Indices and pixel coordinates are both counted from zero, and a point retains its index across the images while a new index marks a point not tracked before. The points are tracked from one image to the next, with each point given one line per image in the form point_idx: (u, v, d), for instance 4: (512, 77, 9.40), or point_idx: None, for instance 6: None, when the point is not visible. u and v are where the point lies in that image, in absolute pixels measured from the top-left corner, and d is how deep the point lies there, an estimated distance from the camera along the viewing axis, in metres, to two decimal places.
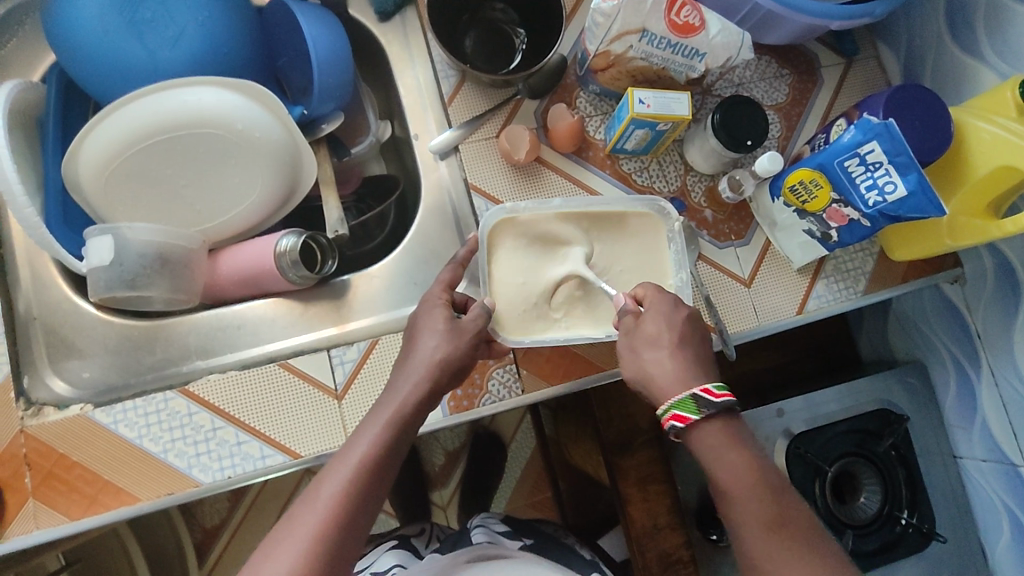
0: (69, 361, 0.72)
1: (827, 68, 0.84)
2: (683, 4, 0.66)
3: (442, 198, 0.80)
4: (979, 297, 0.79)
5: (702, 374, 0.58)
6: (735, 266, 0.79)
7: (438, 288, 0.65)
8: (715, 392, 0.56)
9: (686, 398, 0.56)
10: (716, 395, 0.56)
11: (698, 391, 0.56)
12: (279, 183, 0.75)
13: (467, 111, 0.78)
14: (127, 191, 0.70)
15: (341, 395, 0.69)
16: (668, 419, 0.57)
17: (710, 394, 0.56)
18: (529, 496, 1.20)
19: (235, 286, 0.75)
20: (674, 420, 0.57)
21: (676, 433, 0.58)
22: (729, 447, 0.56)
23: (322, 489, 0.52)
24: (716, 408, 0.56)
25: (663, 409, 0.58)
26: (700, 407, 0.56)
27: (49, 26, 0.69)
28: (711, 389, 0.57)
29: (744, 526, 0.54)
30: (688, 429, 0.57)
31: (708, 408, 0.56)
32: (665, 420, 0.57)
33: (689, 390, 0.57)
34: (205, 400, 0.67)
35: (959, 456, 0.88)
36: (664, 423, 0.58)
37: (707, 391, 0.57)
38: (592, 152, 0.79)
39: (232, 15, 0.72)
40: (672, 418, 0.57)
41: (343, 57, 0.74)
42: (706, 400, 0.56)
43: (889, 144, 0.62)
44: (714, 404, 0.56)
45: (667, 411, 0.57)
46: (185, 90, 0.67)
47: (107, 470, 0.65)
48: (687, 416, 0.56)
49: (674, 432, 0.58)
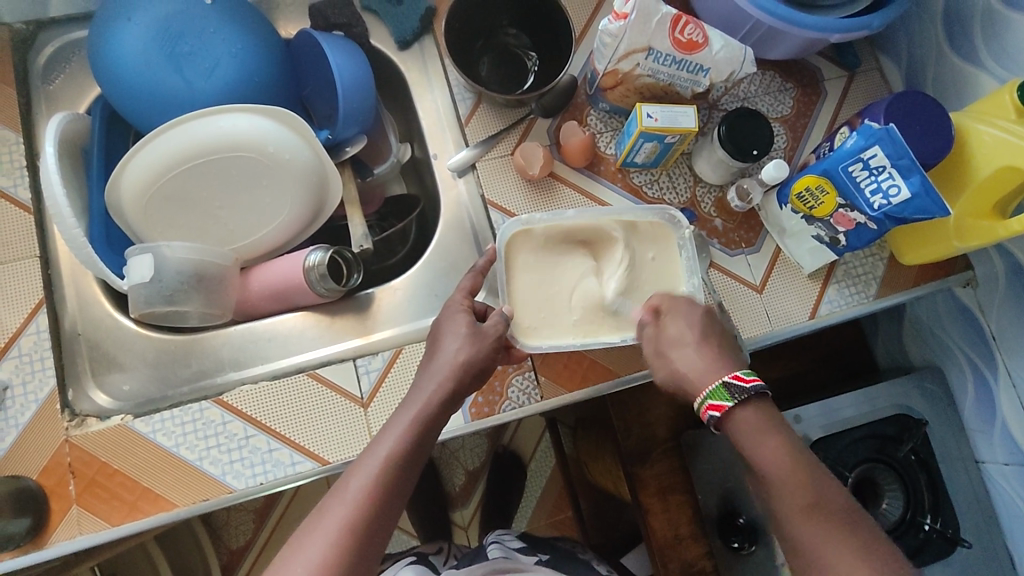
0: (111, 375, 0.76)
1: (831, 80, 0.87)
2: (687, 22, 0.70)
3: (460, 214, 0.83)
4: (992, 299, 0.80)
5: (722, 374, 0.60)
6: (747, 273, 0.81)
7: (459, 296, 0.67)
8: (744, 377, 0.58)
9: (719, 387, 0.58)
10: (747, 379, 0.58)
11: (729, 379, 0.58)
12: (307, 203, 0.80)
13: (483, 131, 0.82)
14: (165, 213, 0.74)
15: (367, 403, 0.72)
16: (705, 410, 0.59)
17: (740, 380, 0.58)
18: (551, 514, 1.22)
19: (266, 300, 0.79)
20: (711, 409, 0.59)
21: (716, 425, 0.59)
22: (753, 442, 0.57)
23: (352, 482, 0.54)
24: (747, 392, 0.57)
25: (701, 400, 0.60)
26: (732, 394, 0.58)
27: (94, 61, 0.74)
28: (741, 375, 0.58)
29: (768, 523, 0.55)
30: (723, 418, 0.58)
31: (740, 393, 0.57)
32: (703, 411, 0.59)
33: (720, 379, 0.59)
34: (238, 410, 0.70)
35: (981, 460, 0.88)
36: (703, 417, 0.60)
37: (737, 377, 0.58)
38: (604, 166, 0.82)
39: (263, 47, 0.77)
40: (709, 408, 0.59)
41: (365, 84, 0.79)
42: (737, 386, 0.58)
43: (891, 148, 0.65)
44: (745, 390, 0.57)
45: (704, 402, 0.59)
46: (220, 117, 0.72)
47: (147, 478, 0.68)
48: (723, 403, 0.58)
49: (714, 423, 0.59)
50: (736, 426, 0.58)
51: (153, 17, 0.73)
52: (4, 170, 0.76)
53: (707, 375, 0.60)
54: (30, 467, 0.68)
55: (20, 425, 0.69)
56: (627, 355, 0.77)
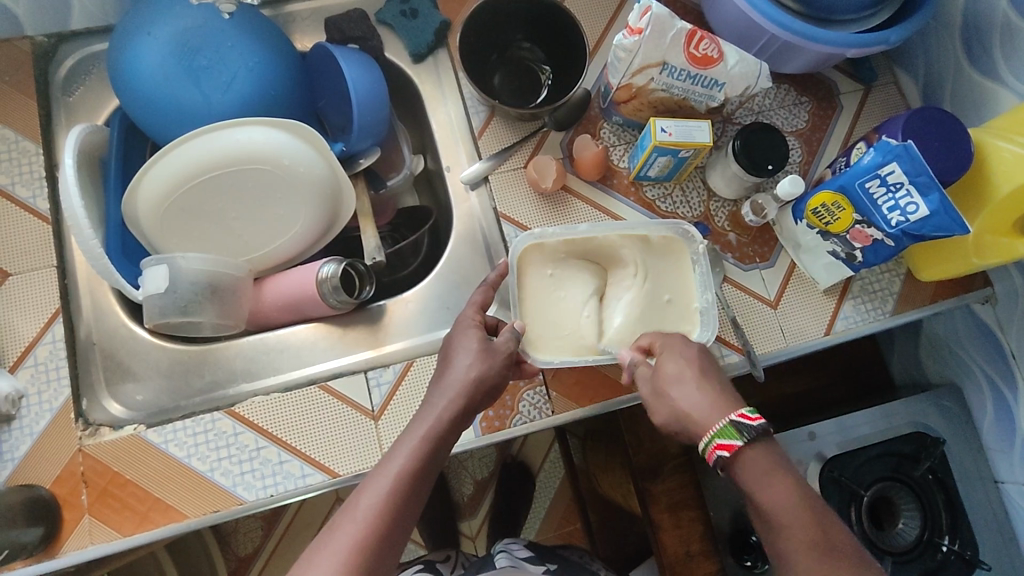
0: (124, 384, 0.76)
1: (847, 94, 0.86)
2: (701, 38, 0.69)
3: (473, 226, 0.83)
4: (1012, 317, 0.79)
5: (741, 394, 0.59)
6: (761, 288, 0.80)
7: (471, 310, 0.67)
8: (751, 416, 0.57)
9: (725, 426, 0.57)
10: (753, 417, 0.57)
11: (735, 417, 0.57)
12: (321, 214, 0.80)
13: (495, 144, 0.82)
14: (181, 225, 0.75)
15: (378, 415, 0.72)
16: (712, 451, 0.57)
17: (749, 418, 0.57)
18: (559, 527, 1.21)
19: (278, 311, 0.79)
20: (719, 450, 0.57)
21: (723, 465, 0.58)
22: (772, 460, 0.56)
23: (362, 499, 0.54)
24: (756, 431, 0.57)
25: (706, 442, 0.58)
26: (741, 433, 0.56)
27: (114, 74, 0.75)
28: (746, 413, 0.57)
29: (791, 546, 0.55)
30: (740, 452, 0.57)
31: (749, 431, 0.56)
32: (711, 451, 0.57)
33: (725, 418, 0.58)
34: (251, 421, 0.71)
35: (1000, 480, 0.87)
36: (708, 457, 0.58)
37: (743, 416, 0.57)
38: (617, 180, 0.82)
39: (280, 60, 0.78)
40: (717, 448, 0.57)
41: (379, 97, 0.79)
42: (745, 424, 0.57)
43: (909, 165, 0.63)
44: (753, 428, 0.57)
45: (710, 442, 0.57)
46: (236, 130, 0.72)
47: (158, 488, 0.68)
48: (731, 443, 0.56)
49: (720, 464, 0.58)
50: (754, 450, 0.57)
51: (172, 31, 0.74)
52: (24, 181, 0.76)
53: (726, 396, 0.59)
54: (44, 475, 0.68)
55: (34, 433, 0.69)
56: None
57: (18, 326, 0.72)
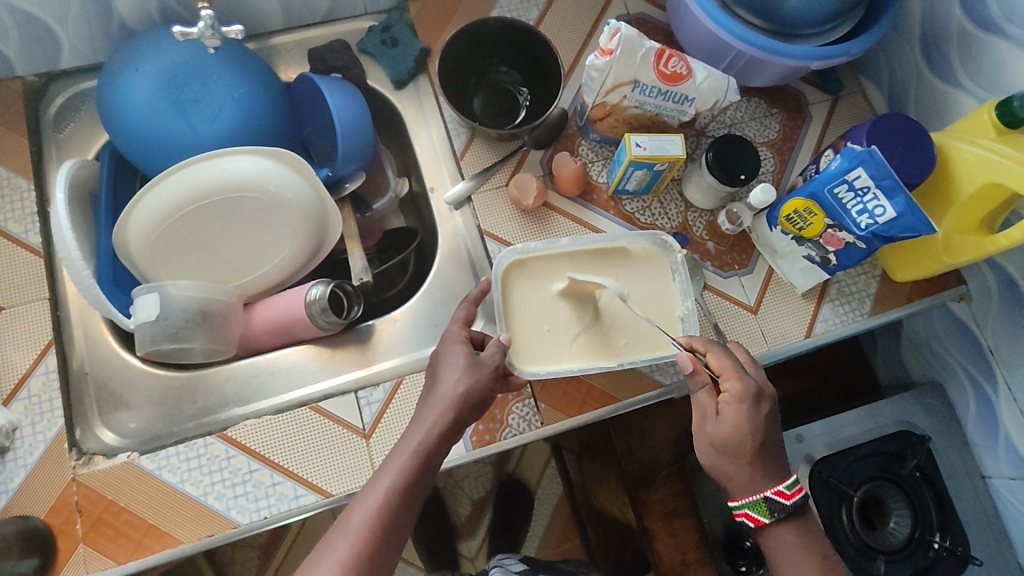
0: (117, 413, 0.76)
1: (815, 105, 0.89)
2: (670, 56, 0.73)
3: (458, 246, 0.85)
4: (987, 313, 0.81)
5: (768, 474, 0.63)
6: (741, 294, 0.82)
7: (456, 327, 0.68)
8: (785, 496, 0.62)
9: (759, 501, 0.62)
10: (788, 495, 0.62)
11: (771, 495, 0.62)
12: (307, 239, 0.82)
13: (478, 165, 0.85)
14: (171, 253, 0.77)
15: (369, 434, 0.73)
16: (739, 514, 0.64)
17: (781, 498, 0.62)
18: (558, 544, 1.20)
19: (269, 335, 0.81)
20: (746, 517, 0.63)
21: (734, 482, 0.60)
22: (796, 540, 0.62)
23: (353, 516, 0.55)
24: (785, 510, 0.62)
25: (737, 506, 0.63)
26: (772, 511, 0.62)
27: (103, 109, 0.77)
28: (782, 491, 0.62)
29: None
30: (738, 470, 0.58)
31: (779, 511, 0.62)
32: (736, 515, 0.64)
33: (761, 492, 0.62)
34: (243, 444, 0.71)
35: (988, 475, 0.87)
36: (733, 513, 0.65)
37: (778, 493, 0.62)
38: (596, 195, 0.84)
39: (264, 91, 0.80)
40: (744, 516, 0.63)
41: (363, 124, 0.82)
42: (778, 504, 0.62)
43: (874, 169, 0.66)
44: (784, 508, 0.62)
45: (740, 508, 0.63)
46: (226, 159, 0.74)
47: (152, 515, 0.69)
48: (759, 519, 0.63)
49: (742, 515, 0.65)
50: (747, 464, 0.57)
51: (160, 66, 0.76)
52: (16, 217, 0.78)
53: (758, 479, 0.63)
54: (37, 507, 0.69)
55: (28, 465, 0.70)
56: (626, 379, 0.78)
57: (11, 359, 0.73)
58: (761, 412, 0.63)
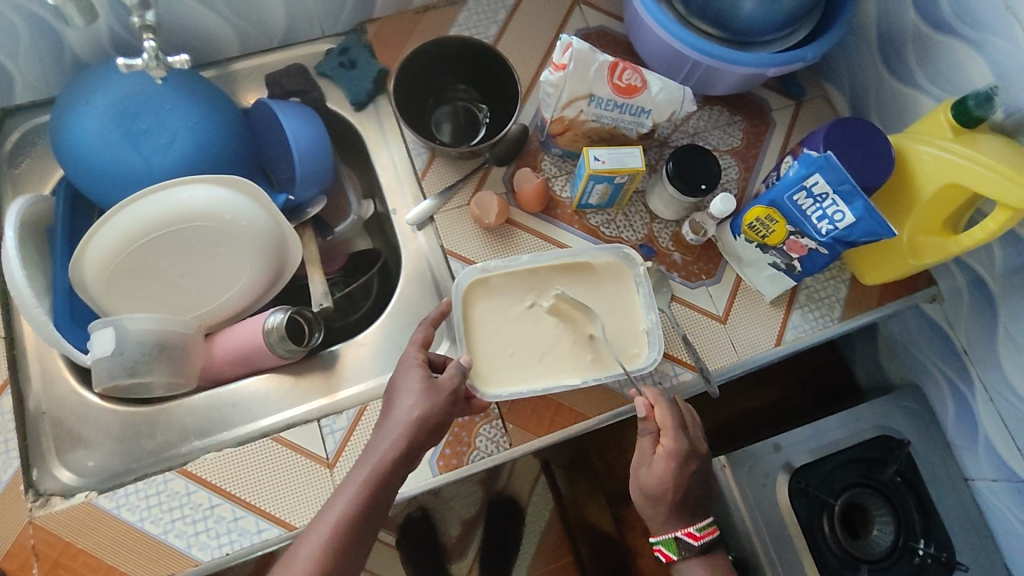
0: (75, 451, 0.74)
1: (777, 111, 0.89)
2: (624, 69, 0.72)
3: (422, 265, 0.84)
4: (959, 314, 0.81)
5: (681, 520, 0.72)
6: (709, 304, 0.81)
7: (414, 350, 0.67)
8: (694, 538, 0.72)
9: (671, 540, 0.73)
10: (697, 536, 0.72)
11: (682, 537, 0.72)
12: (267, 266, 0.81)
13: (440, 184, 0.84)
14: (128, 285, 0.75)
15: (332, 463, 0.72)
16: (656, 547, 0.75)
17: (690, 539, 0.72)
18: (548, 564, 1.06)
19: (231, 364, 0.79)
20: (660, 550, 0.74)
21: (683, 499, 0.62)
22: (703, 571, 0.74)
23: (300, 550, 0.54)
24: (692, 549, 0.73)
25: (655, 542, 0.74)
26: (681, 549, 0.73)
27: (55, 143, 0.76)
28: (692, 533, 0.72)
29: None
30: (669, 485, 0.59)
31: (687, 550, 0.73)
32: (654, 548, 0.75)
33: (675, 532, 0.72)
34: (203, 478, 0.70)
35: (971, 478, 0.86)
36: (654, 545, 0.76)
37: (689, 535, 0.72)
38: (560, 210, 0.83)
39: (219, 119, 0.80)
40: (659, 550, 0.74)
41: (321, 149, 0.81)
42: (686, 544, 0.73)
43: (832, 175, 0.65)
44: (692, 547, 0.73)
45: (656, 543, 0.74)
46: (180, 190, 0.73)
47: (110, 556, 0.67)
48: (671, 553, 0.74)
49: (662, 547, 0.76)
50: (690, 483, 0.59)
51: (111, 98, 0.75)
52: None
53: (671, 524, 0.72)
54: None
55: None
56: (595, 395, 0.77)
57: None
58: (687, 470, 0.68)
